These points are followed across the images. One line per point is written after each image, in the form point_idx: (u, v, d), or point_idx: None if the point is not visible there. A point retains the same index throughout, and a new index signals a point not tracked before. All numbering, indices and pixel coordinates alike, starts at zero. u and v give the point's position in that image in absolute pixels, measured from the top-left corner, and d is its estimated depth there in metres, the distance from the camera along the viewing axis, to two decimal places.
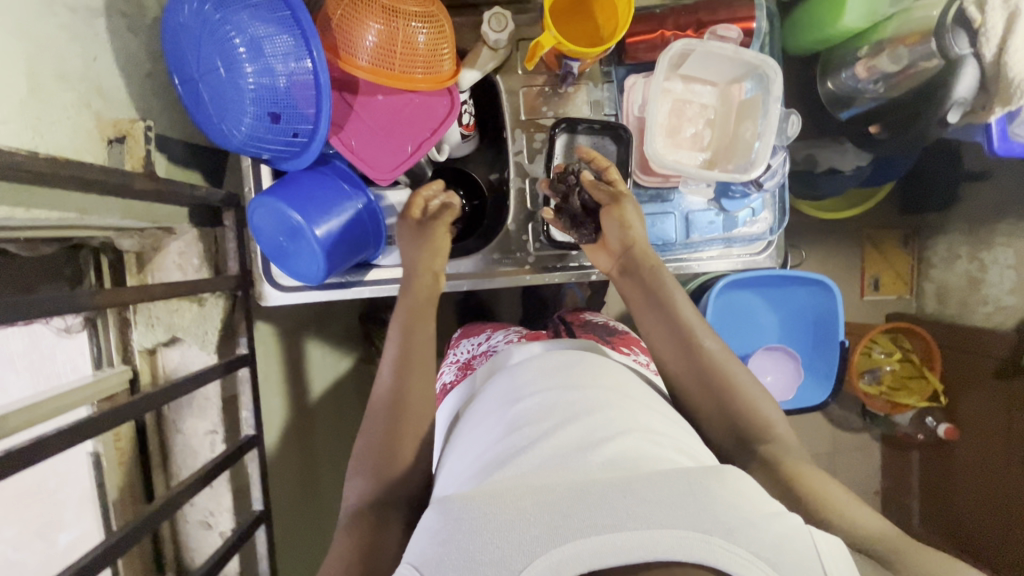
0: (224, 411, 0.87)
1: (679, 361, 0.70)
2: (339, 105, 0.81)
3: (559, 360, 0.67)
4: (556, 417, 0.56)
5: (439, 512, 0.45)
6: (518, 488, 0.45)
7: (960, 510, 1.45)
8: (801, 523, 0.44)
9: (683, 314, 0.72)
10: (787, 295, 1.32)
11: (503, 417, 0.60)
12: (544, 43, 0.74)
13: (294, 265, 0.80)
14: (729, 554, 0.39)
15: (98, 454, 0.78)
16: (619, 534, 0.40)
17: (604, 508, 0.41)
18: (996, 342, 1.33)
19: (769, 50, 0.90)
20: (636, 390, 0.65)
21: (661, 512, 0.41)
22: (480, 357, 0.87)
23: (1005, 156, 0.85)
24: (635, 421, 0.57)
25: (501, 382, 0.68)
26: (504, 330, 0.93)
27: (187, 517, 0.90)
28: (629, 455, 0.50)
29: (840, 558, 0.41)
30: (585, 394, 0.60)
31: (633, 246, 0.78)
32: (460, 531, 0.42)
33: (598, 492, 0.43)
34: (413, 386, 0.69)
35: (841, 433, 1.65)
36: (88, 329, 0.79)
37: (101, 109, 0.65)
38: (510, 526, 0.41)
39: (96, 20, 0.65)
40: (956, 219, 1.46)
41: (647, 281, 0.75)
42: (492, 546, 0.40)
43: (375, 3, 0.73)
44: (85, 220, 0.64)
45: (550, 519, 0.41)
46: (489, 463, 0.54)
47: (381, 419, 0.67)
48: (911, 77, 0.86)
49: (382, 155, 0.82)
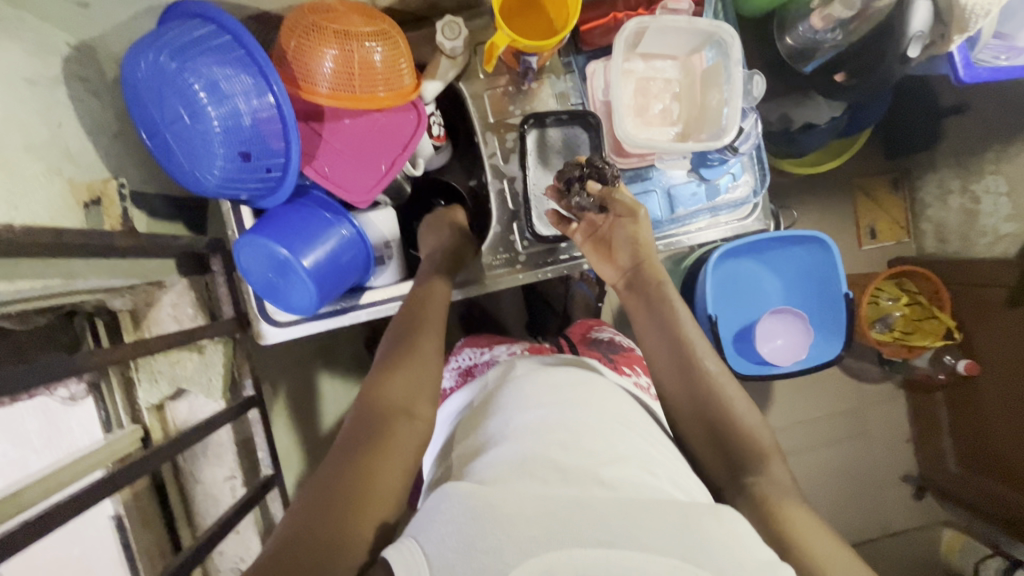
0: (240, 455, 0.87)
1: (675, 381, 0.68)
2: (308, 136, 0.82)
3: (565, 372, 0.68)
4: (561, 426, 0.56)
5: (446, 495, 0.46)
6: (522, 487, 0.46)
7: (992, 445, 1.43)
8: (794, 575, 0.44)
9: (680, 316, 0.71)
10: (784, 256, 1.32)
11: (504, 425, 0.59)
12: (498, 43, 0.74)
13: (286, 299, 0.80)
14: None
15: (120, 517, 0.78)
16: (612, 552, 0.41)
17: (605, 526, 0.43)
18: (1003, 271, 1.31)
19: (724, 16, 0.90)
20: (630, 410, 0.65)
21: (657, 538, 0.43)
22: (481, 366, 0.87)
23: (972, 83, 0.85)
24: (634, 444, 0.57)
25: (504, 391, 0.67)
26: (507, 343, 0.93)
27: (220, 565, 0.90)
28: (629, 478, 0.51)
29: None
30: (590, 408, 0.60)
31: (644, 261, 0.75)
32: (463, 517, 0.43)
33: (598, 509, 0.44)
34: (418, 343, 0.68)
35: (862, 385, 1.64)
36: (93, 394, 0.80)
37: (72, 174, 0.66)
38: (510, 521, 0.42)
39: (56, 88, 0.66)
40: (943, 155, 1.45)
41: (652, 287, 0.73)
42: (492, 537, 0.41)
43: (328, 29, 0.73)
44: (72, 285, 0.65)
45: (549, 524, 0.42)
46: (488, 463, 0.54)
47: (399, 342, 0.68)
48: (868, 19, 0.87)
49: (356, 177, 0.82)
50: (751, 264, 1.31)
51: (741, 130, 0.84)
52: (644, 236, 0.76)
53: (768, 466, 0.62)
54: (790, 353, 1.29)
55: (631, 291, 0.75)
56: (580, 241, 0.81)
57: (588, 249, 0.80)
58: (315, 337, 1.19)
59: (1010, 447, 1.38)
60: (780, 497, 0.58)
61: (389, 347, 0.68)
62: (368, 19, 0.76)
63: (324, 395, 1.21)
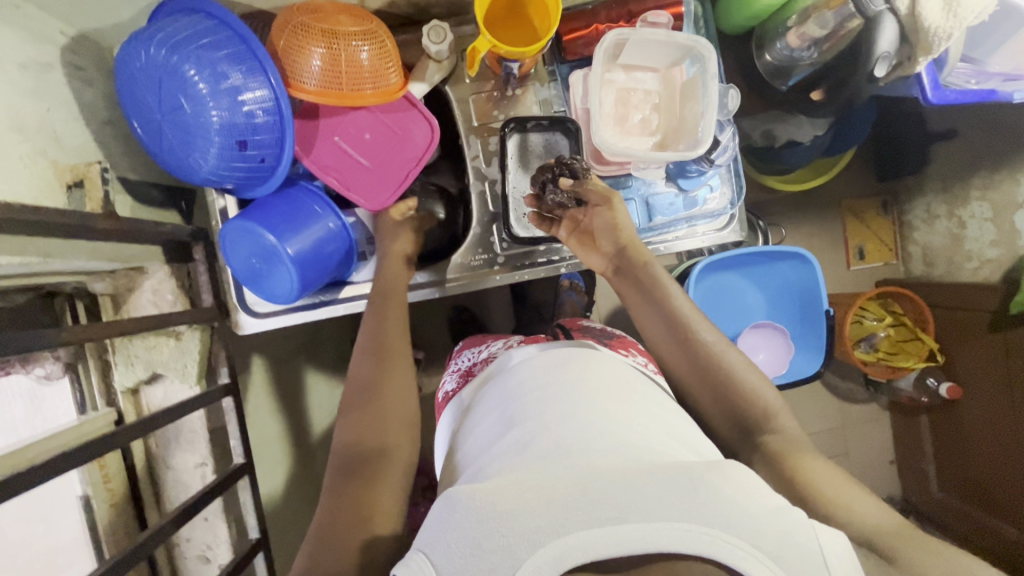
0: (212, 442, 0.88)
1: (680, 359, 0.71)
2: (321, 142, 0.84)
3: (556, 358, 0.68)
4: (559, 410, 0.57)
5: (448, 503, 0.46)
6: (523, 479, 0.47)
7: (972, 469, 1.42)
8: (808, 519, 0.45)
9: (669, 291, 0.75)
10: (769, 271, 1.33)
11: (506, 417, 0.60)
12: (479, 47, 0.76)
13: (268, 287, 0.81)
14: (731, 547, 0.41)
15: (87, 497, 0.79)
16: (622, 526, 0.41)
17: (611, 501, 0.43)
18: (986, 295, 1.32)
19: (705, 32, 0.93)
20: (632, 383, 0.66)
21: (666, 505, 0.43)
22: (480, 364, 0.88)
23: (941, 103, 0.85)
24: (636, 418, 0.58)
25: (505, 382, 0.68)
26: (504, 339, 0.95)
27: (186, 552, 0.90)
28: (633, 449, 0.52)
29: (844, 555, 0.43)
30: (583, 390, 0.61)
31: (626, 245, 0.78)
32: (466, 519, 0.44)
33: (602, 485, 0.45)
34: (391, 365, 0.72)
35: (846, 404, 1.64)
36: (69, 374, 0.81)
37: (57, 156, 0.68)
38: (514, 515, 0.43)
39: (48, 74, 0.68)
40: (931, 179, 1.46)
41: (642, 275, 0.76)
42: (498, 536, 0.42)
43: (316, 28, 0.76)
44: (50, 264, 0.66)
45: (554, 509, 0.43)
46: (493, 459, 0.55)
47: (365, 374, 0.71)
48: (842, 38, 0.88)
49: (360, 176, 0.85)
50: (736, 278, 1.32)
51: (717, 142, 0.86)
52: (621, 221, 0.78)
53: (775, 423, 0.66)
54: (770, 368, 1.30)
55: (623, 275, 0.78)
56: (564, 237, 0.83)
57: (572, 244, 0.82)
58: (299, 333, 1.19)
59: (989, 470, 1.38)
60: (793, 450, 0.62)
61: (366, 371, 0.71)
62: (356, 19, 0.78)
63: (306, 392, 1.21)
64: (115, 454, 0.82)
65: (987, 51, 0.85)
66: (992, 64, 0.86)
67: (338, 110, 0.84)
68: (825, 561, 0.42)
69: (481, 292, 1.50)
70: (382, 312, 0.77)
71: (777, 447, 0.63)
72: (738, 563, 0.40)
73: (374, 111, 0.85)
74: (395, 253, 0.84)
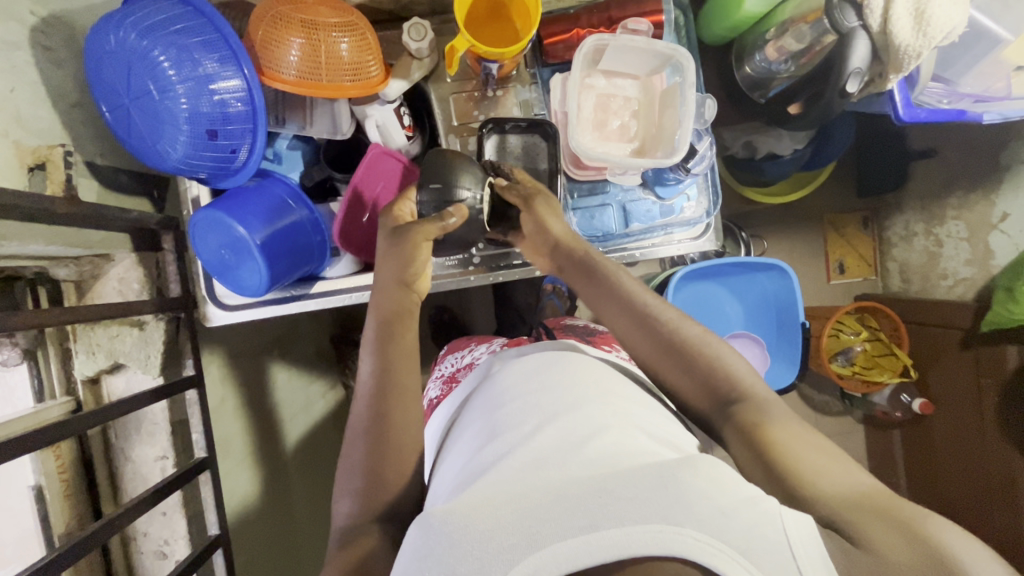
0: (173, 435, 0.87)
1: (640, 339, 0.71)
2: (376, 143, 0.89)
3: (534, 363, 0.69)
4: (536, 419, 0.58)
5: (421, 528, 0.47)
6: (499, 495, 0.48)
7: (942, 485, 1.44)
8: (775, 508, 0.46)
9: (625, 285, 0.74)
10: (749, 282, 1.33)
11: (485, 426, 0.61)
12: (458, 46, 0.77)
13: (237, 279, 0.80)
14: (702, 544, 0.41)
15: (39, 488, 0.77)
16: (595, 534, 0.41)
17: (583, 510, 0.43)
18: (959, 313, 1.33)
19: (686, 40, 0.94)
20: (614, 382, 0.66)
21: (637, 510, 0.43)
22: (463, 370, 0.88)
23: (911, 122, 0.86)
24: (611, 419, 0.58)
25: (486, 392, 0.68)
26: (487, 343, 0.94)
27: (142, 547, 0.88)
28: (611, 455, 0.52)
29: (808, 542, 0.44)
30: (560, 395, 0.61)
31: (563, 240, 0.78)
32: (440, 543, 0.44)
33: (575, 496, 0.45)
34: (398, 408, 0.66)
35: (822, 417, 1.65)
36: (28, 361, 0.79)
37: (20, 137, 0.66)
38: (488, 534, 0.43)
39: (14, 53, 0.67)
40: (910, 197, 1.47)
41: (597, 272, 0.75)
42: (472, 556, 0.42)
43: (294, 18, 0.75)
44: (5, 246, 0.65)
45: (528, 525, 0.43)
46: (472, 472, 0.56)
47: (359, 445, 0.65)
48: (817, 54, 0.88)
49: (360, 235, 0.87)
50: (715, 288, 1.32)
51: (694, 151, 0.86)
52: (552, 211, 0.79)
53: (745, 391, 0.66)
54: None
55: (580, 271, 0.77)
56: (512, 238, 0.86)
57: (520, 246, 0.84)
58: (271, 327, 1.17)
59: (956, 486, 1.40)
60: (766, 417, 0.62)
61: (371, 411, 0.66)
62: (337, 10, 0.77)
63: (277, 387, 1.18)
64: (71, 440, 0.80)
65: (959, 72, 0.88)
66: (964, 84, 0.88)
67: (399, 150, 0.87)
68: (793, 552, 0.43)
69: (461, 293, 1.49)
70: (388, 349, 0.69)
71: (754, 419, 0.63)
72: (706, 559, 0.40)
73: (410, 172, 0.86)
74: (394, 278, 0.73)
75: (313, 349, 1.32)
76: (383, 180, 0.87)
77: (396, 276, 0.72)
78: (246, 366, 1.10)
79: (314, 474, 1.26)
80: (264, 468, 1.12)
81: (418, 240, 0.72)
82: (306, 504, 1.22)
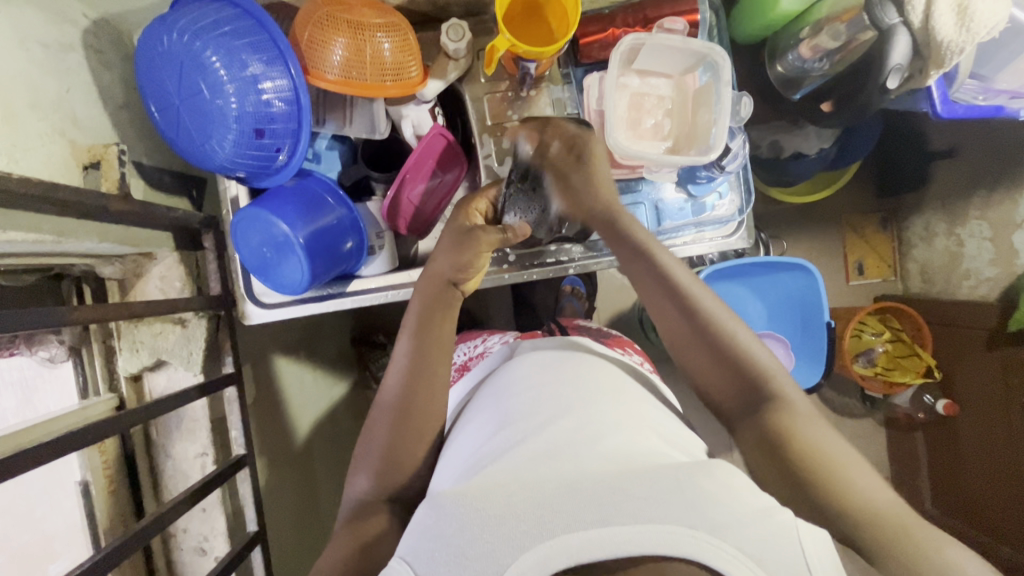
0: (212, 432, 0.88)
1: (677, 325, 0.68)
2: (438, 142, 0.87)
3: (546, 362, 0.69)
4: (551, 411, 0.58)
5: (431, 508, 0.47)
6: (512, 482, 0.47)
7: (968, 490, 1.42)
8: (792, 519, 0.45)
9: (677, 276, 0.70)
10: (772, 283, 1.32)
11: (495, 417, 0.62)
12: (499, 45, 0.78)
13: (280, 277, 0.81)
14: (717, 550, 0.40)
15: (86, 484, 0.79)
16: (607, 529, 0.41)
17: (595, 505, 0.43)
18: (984, 313, 1.32)
19: (719, 38, 0.95)
20: (630, 388, 0.67)
21: (652, 510, 0.42)
22: (475, 358, 0.88)
23: (948, 118, 0.89)
24: (638, 421, 0.58)
25: (498, 382, 0.70)
26: (500, 334, 0.94)
27: (182, 544, 0.89)
28: (627, 453, 0.51)
29: (831, 563, 0.42)
30: (577, 391, 0.62)
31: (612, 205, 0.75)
32: (450, 528, 0.43)
33: (588, 490, 0.44)
34: (425, 395, 0.66)
35: (843, 419, 1.63)
36: (73, 358, 0.81)
37: (75, 136, 0.68)
38: (499, 521, 0.43)
39: (69, 54, 0.69)
40: (930, 197, 1.46)
41: (656, 268, 0.70)
42: (482, 542, 0.42)
43: (340, 19, 0.76)
44: (62, 244, 0.66)
45: (541, 514, 0.42)
46: (480, 459, 0.56)
47: (386, 430, 0.65)
48: (853, 52, 0.90)
49: (405, 211, 0.89)
50: (738, 289, 1.32)
51: (730, 149, 0.86)
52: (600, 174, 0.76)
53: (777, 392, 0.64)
54: None
55: (636, 260, 0.72)
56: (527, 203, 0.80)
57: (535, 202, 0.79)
58: (298, 328, 1.18)
59: (983, 490, 1.38)
60: (792, 421, 0.61)
61: (403, 386, 0.66)
62: (380, 12, 0.78)
63: (304, 387, 1.18)
64: (115, 436, 0.82)
65: (996, 68, 0.88)
66: (999, 80, 0.88)
67: (425, 152, 0.86)
68: (808, 565, 0.41)
69: (482, 295, 1.49)
70: (428, 340, 0.68)
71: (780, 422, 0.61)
72: (717, 563, 0.40)
73: (415, 173, 0.87)
74: (446, 273, 0.71)
75: (335, 350, 1.32)
76: (432, 159, 0.88)
77: (440, 270, 0.72)
78: (276, 366, 1.11)
79: (340, 474, 1.27)
80: (292, 468, 1.12)
81: (483, 247, 0.71)
82: (331, 504, 1.23)
